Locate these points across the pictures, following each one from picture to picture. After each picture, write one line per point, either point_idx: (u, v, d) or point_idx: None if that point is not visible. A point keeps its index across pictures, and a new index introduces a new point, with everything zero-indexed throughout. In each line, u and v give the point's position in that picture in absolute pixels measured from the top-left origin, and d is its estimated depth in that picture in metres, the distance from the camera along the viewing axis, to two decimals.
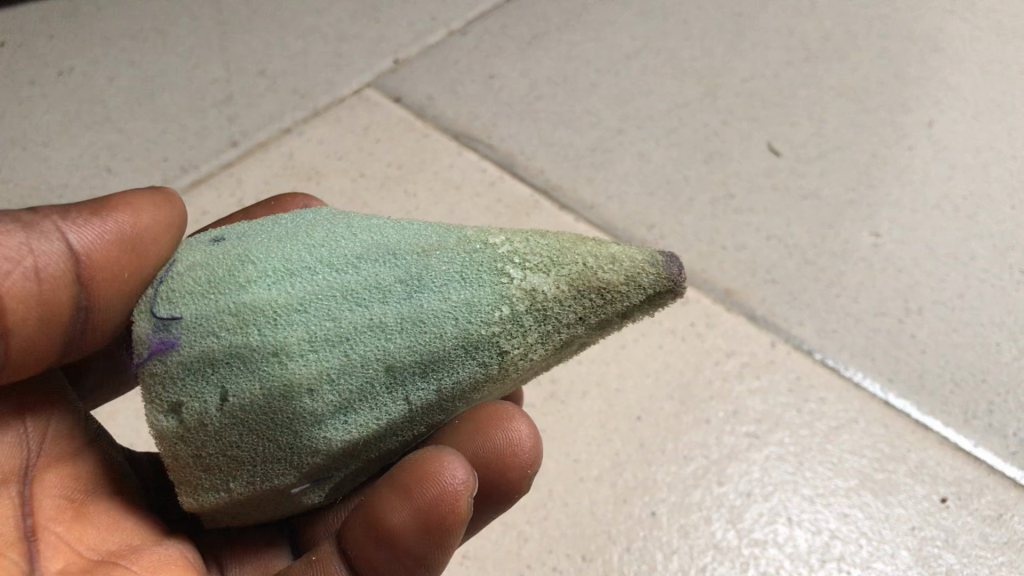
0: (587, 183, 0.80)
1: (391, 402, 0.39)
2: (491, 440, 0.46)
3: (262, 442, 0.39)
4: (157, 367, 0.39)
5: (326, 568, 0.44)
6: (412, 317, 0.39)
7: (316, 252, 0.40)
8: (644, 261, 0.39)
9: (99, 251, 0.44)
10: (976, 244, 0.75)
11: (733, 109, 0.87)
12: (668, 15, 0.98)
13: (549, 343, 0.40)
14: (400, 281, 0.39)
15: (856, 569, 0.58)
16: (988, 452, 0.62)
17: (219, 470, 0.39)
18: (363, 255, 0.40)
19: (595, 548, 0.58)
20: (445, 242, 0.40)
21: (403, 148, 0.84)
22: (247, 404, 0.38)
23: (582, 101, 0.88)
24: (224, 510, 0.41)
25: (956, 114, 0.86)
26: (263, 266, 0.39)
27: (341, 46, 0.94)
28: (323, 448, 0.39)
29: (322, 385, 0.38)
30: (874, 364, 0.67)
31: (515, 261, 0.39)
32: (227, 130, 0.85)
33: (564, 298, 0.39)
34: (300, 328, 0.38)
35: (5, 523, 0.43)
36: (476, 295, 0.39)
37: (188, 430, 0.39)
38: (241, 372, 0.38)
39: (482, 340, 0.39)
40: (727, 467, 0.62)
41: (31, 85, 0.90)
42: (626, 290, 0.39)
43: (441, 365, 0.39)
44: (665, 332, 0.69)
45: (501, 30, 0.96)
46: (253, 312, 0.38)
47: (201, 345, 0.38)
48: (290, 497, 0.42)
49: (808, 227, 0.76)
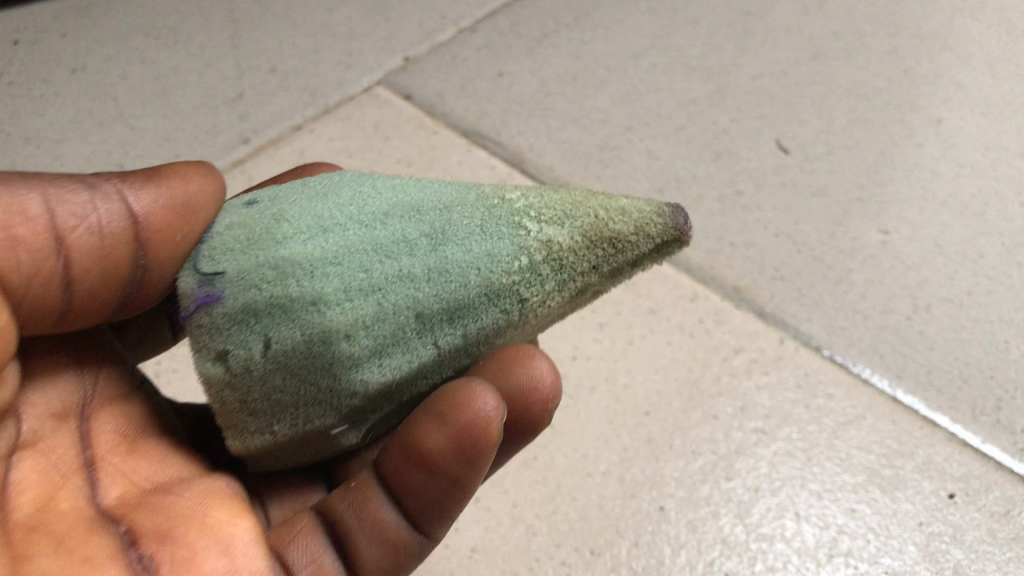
0: (595, 181, 0.81)
1: (422, 348, 0.40)
2: (513, 377, 0.46)
3: (302, 387, 0.40)
4: (203, 318, 0.40)
5: (364, 490, 0.47)
6: (438, 267, 0.40)
7: (346, 209, 0.41)
8: (651, 212, 0.41)
9: (154, 213, 0.46)
10: (984, 242, 0.75)
11: (742, 107, 0.87)
12: (677, 13, 0.98)
13: (568, 291, 0.41)
14: (426, 234, 0.40)
15: (864, 564, 0.58)
16: (996, 449, 0.63)
17: (261, 414, 0.40)
18: (390, 210, 0.41)
19: (603, 542, 0.58)
20: (467, 197, 0.41)
21: (413, 146, 0.84)
22: (288, 350, 0.39)
23: (591, 98, 0.88)
24: (266, 455, 0.43)
25: (965, 112, 0.87)
26: (297, 222, 0.41)
27: (352, 44, 0.94)
28: (360, 392, 0.40)
29: (358, 331, 0.39)
30: (882, 361, 0.67)
31: (533, 212, 0.40)
32: (238, 127, 0.86)
33: (579, 248, 0.40)
34: (336, 278, 0.39)
35: (66, 455, 0.46)
36: (496, 246, 0.40)
37: (233, 376, 0.40)
38: (281, 321, 0.39)
39: (505, 289, 0.40)
40: (735, 462, 0.62)
41: (43, 82, 0.91)
42: (635, 240, 0.40)
43: (467, 312, 0.40)
44: (674, 328, 0.69)
45: (510, 28, 0.96)
46: (290, 265, 0.40)
47: (244, 297, 0.40)
48: (328, 442, 0.43)
49: (816, 224, 0.76)
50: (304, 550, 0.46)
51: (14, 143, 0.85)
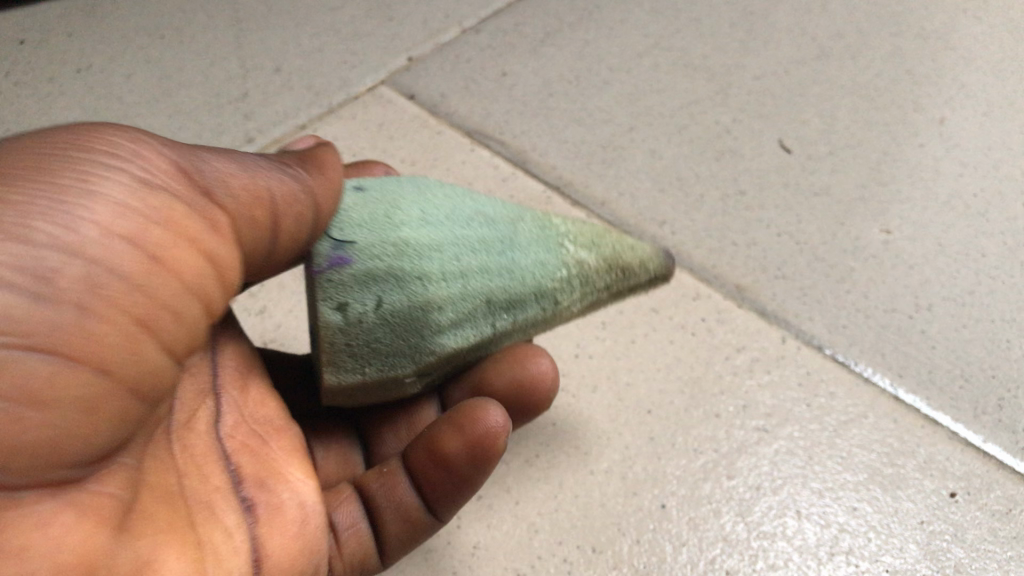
0: (597, 180, 0.81)
1: (486, 327, 0.49)
2: (525, 369, 0.57)
3: (397, 342, 0.48)
4: (333, 274, 0.47)
5: (392, 477, 0.55)
6: (509, 267, 0.49)
7: (446, 207, 0.49)
8: (651, 253, 0.51)
9: (323, 191, 0.48)
10: (986, 242, 0.75)
11: (745, 107, 0.87)
12: (680, 14, 0.98)
13: (591, 300, 0.51)
14: (503, 239, 0.49)
15: (865, 562, 0.58)
16: (997, 448, 0.63)
17: (361, 358, 0.48)
18: (478, 214, 0.50)
19: (605, 540, 0.58)
20: (531, 215, 0.51)
21: (417, 145, 0.84)
22: (397, 311, 0.47)
23: (594, 98, 0.89)
24: (350, 395, 0.50)
25: (967, 112, 0.87)
26: (411, 211, 0.48)
27: (356, 44, 0.95)
28: (438, 354, 0.48)
29: (448, 306, 0.48)
30: (884, 360, 0.67)
31: (583, 237, 0.50)
32: (243, 126, 0.87)
33: (602, 270, 0.50)
34: (441, 262, 0.47)
35: (201, 374, 0.50)
36: (547, 258, 0.49)
37: (347, 325, 0.47)
38: (393, 287, 0.47)
39: (552, 292, 0.49)
40: (737, 461, 0.62)
41: (51, 82, 0.92)
42: (640, 271, 0.51)
43: (521, 305, 0.49)
44: (676, 326, 0.69)
45: (514, 28, 0.97)
46: (409, 244, 0.47)
47: (366, 263, 0.47)
48: (395, 389, 0.50)
49: (818, 224, 0.77)
50: (347, 515, 0.55)
51: None
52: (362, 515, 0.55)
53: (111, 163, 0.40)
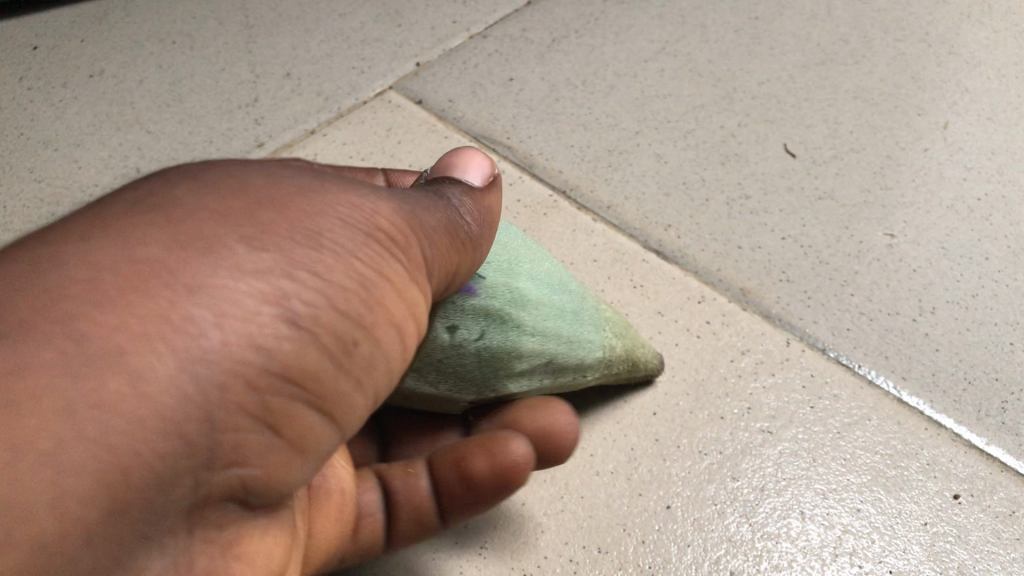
0: (603, 184, 0.82)
1: (537, 381, 0.57)
2: (551, 419, 0.56)
3: (477, 373, 0.53)
4: (453, 300, 0.51)
5: (415, 477, 0.57)
6: (574, 340, 0.57)
7: (541, 273, 0.57)
8: (658, 355, 0.65)
9: (480, 253, 0.49)
10: (990, 246, 0.76)
11: (750, 111, 0.88)
12: (685, 20, 1.00)
13: (608, 378, 0.62)
14: (574, 315, 0.58)
15: (869, 563, 0.58)
16: (1000, 450, 0.63)
17: (446, 379, 0.53)
18: (560, 287, 0.58)
19: (610, 540, 0.58)
20: (588, 299, 0.60)
21: (425, 149, 0.85)
22: (491, 350, 0.53)
23: (601, 103, 0.90)
24: (415, 401, 0.55)
25: (971, 117, 0.87)
26: (520, 269, 0.55)
27: (365, 51, 0.97)
28: (499, 393, 0.56)
29: (527, 358, 0.55)
30: (887, 363, 0.68)
31: (624, 331, 0.62)
32: (253, 131, 0.88)
33: (627, 357, 0.62)
34: (539, 321, 0.55)
35: None
36: (598, 338, 0.59)
37: (448, 347, 0.52)
38: (495, 328, 0.53)
39: (591, 367, 0.59)
40: (741, 462, 0.62)
41: (64, 87, 0.94)
42: (647, 364, 0.64)
43: (567, 372, 0.58)
44: (681, 329, 0.70)
45: (522, 34, 0.98)
46: (521, 298, 0.54)
47: (482, 301, 0.52)
48: (449, 407, 0.56)
49: (822, 228, 0.77)
50: (366, 498, 0.57)
51: (33, 146, 0.87)
52: (380, 505, 0.57)
53: (353, 232, 0.40)
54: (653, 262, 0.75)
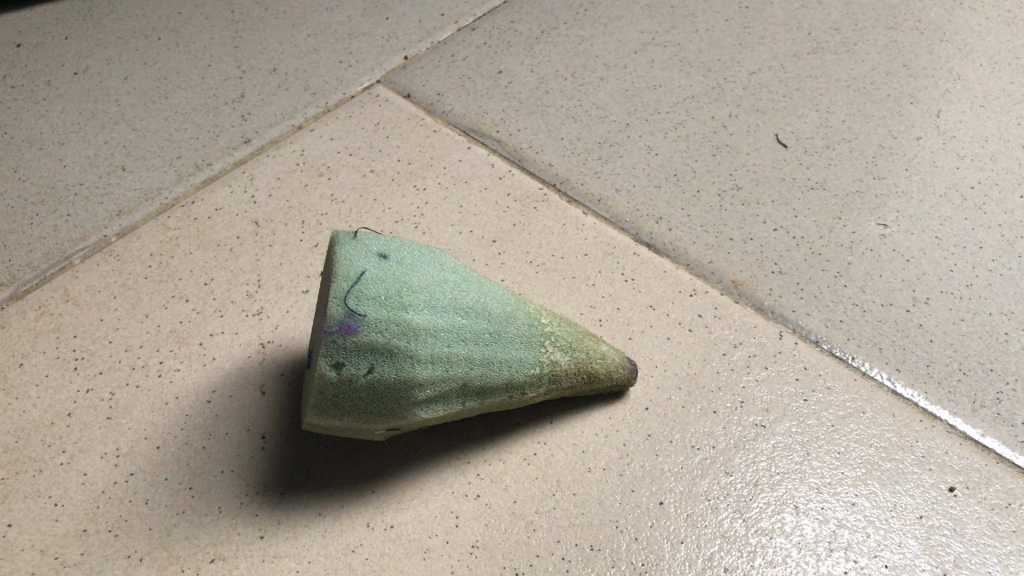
0: (593, 176, 0.81)
1: (455, 404, 0.58)
2: None
3: (376, 404, 0.55)
4: (339, 338, 0.53)
5: (239, 540, 0.57)
6: (488, 359, 0.58)
7: (450, 296, 0.57)
8: (620, 361, 0.63)
9: None
10: (983, 234, 0.75)
11: (741, 102, 0.87)
12: (676, 9, 0.99)
13: (550, 394, 0.61)
14: (491, 335, 0.58)
15: (864, 557, 0.57)
16: (996, 442, 0.62)
17: (346, 412, 0.55)
18: (475, 307, 0.58)
19: (603, 538, 0.57)
20: (516, 313, 0.60)
21: (412, 143, 0.84)
22: (385, 382, 0.54)
23: (590, 95, 0.89)
24: (324, 429, 0.57)
25: (964, 105, 0.87)
26: (420, 297, 0.56)
27: (352, 44, 0.96)
28: (410, 421, 0.57)
29: (430, 384, 0.56)
30: (881, 354, 0.67)
31: (560, 342, 0.61)
32: (240, 127, 0.87)
33: (571, 371, 0.61)
34: (432, 347, 0.55)
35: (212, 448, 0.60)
36: (525, 355, 0.59)
37: (341, 383, 0.53)
38: (387, 360, 0.54)
39: (520, 385, 0.59)
40: (734, 457, 0.61)
41: (47, 84, 0.92)
42: (605, 377, 0.62)
43: (488, 392, 0.59)
44: (673, 323, 0.69)
45: (510, 26, 0.97)
46: (410, 327, 0.55)
47: (371, 336, 0.53)
48: (365, 435, 0.58)
49: (815, 219, 0.76)
50: (195, 544, 0.57)
51: (17, 145, 0.85)
52: (209, 552, 0.56)
53: None
54: (644, 254, 0.74)
